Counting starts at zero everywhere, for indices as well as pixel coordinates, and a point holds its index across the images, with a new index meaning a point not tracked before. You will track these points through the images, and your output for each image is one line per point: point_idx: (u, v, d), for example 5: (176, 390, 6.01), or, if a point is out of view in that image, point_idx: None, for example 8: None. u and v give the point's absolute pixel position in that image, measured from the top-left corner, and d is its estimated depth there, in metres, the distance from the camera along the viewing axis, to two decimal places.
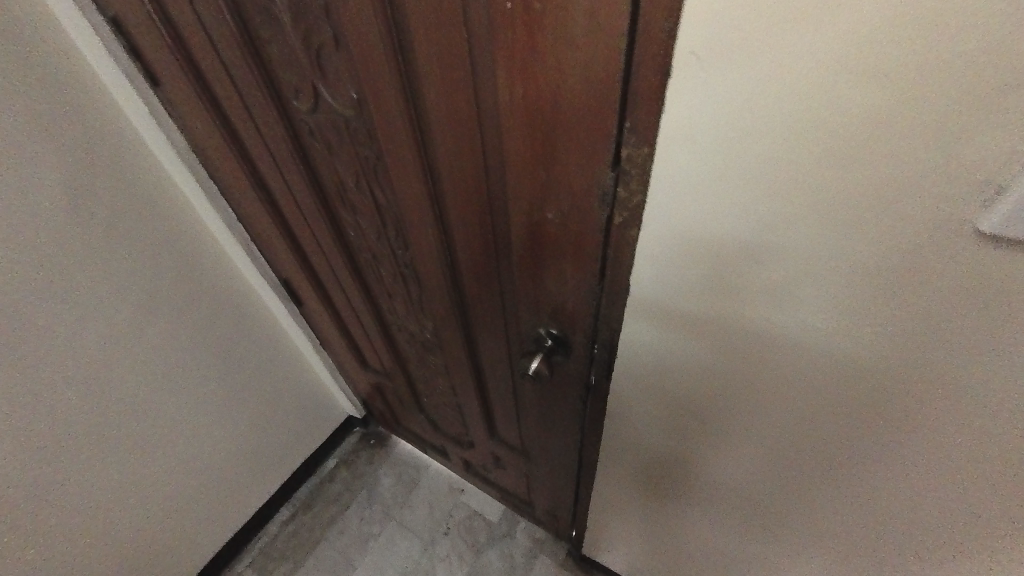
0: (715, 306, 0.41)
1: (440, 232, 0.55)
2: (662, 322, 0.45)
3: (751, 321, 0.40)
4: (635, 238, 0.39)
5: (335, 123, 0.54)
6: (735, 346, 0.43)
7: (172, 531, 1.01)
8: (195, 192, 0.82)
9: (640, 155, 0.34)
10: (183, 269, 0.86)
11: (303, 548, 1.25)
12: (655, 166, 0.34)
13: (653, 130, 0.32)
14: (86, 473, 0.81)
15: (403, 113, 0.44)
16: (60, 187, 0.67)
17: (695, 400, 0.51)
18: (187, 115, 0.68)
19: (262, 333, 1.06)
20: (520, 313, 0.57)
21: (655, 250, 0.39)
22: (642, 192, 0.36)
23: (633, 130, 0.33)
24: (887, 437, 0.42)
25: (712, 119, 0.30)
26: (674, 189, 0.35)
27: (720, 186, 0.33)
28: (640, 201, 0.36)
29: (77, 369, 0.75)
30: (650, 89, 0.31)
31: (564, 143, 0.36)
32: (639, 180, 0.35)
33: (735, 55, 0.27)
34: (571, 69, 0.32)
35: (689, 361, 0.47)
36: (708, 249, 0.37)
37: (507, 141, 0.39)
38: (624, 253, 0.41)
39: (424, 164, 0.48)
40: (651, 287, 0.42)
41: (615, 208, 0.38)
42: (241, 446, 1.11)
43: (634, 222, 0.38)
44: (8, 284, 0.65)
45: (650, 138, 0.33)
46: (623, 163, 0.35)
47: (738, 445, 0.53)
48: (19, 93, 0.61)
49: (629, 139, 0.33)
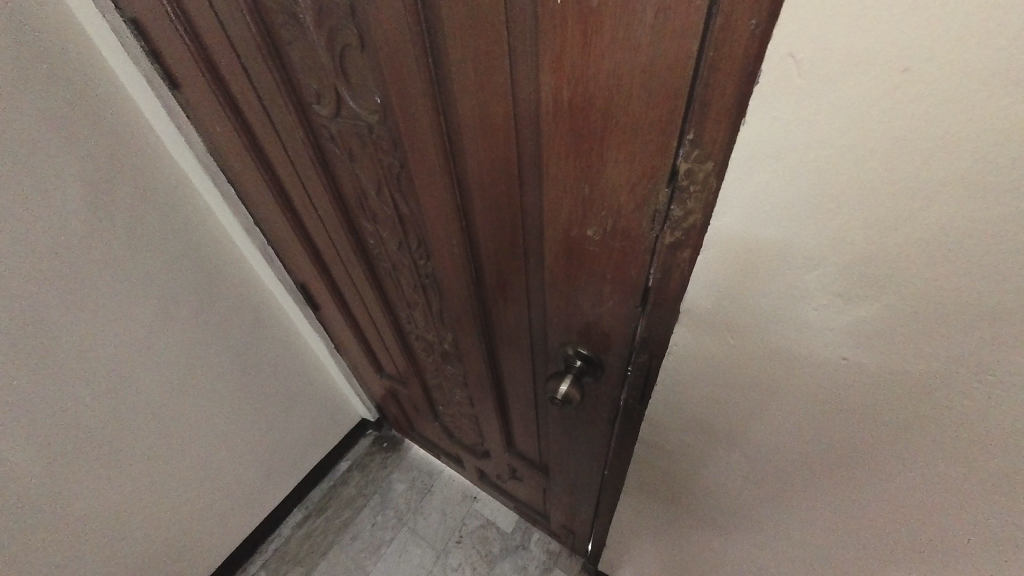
0: (771, 344, 0.36)
1: (466, 243, 0.52)
2: (706, 352, 0.41)
3: (810, 365, 0.35)
4: (688, 261, 0.35)
5: (357, 129, 0.51)
6: (788, 388, 0.38)
7: (185, 535, 1.00)
8: (213, 196, 0.81)
9: (703, 171, 0.30)
10: (200, 272, 0.85)
11: (315, 552, 1.23)
12: (721, 187, 0.30)
13: (722, 143, 0.28)
14: (101, 477, 0.80)
15: (431, 118, 0.41)
16: (80, 189, 0.66)
17: (735, 436, 0.46)
18: (205, 119, 0.66)
19: (277, 336, 1.05)
20: (548, 331, 0.54)
21: (709, 278, 0.35)
22: (705, 213, 0.32)
23: (698, 143, 0.29)
24: (977, 521, 0.35)
25: (805, 136, 0.25)
26: (740, 214, 0.30)
27: (801, 213, 0.28)
28: (700, 222, 0.33)
29: (94, 372, 0.74)
30: (723, 99, 0.27)
31: (613, 156, 0.33)
32: (698, 198, 0.32)
33: (845, 60, 0.22)
34: (628, 73, 0.29)
35: (733, 396, 0.43)
36: (769, 282, 0.32)
37: (547, 152, 0.36)
38: (673, 276, 0.37)
39: (451, 173, 0.45)
40: (699, 317, 0.38)
41: (669, 228, 0.34)
42: (254, 449, 1.09)
43: (688, 243, 0.34)
44: (26, 287, 0.64)
45: (717, 153, 0.29)
46: (680, 178, 0.31)
47: (779, 491, 0.48)
48: (36, 93, 0.59)
49: (691, 152, 0.30)
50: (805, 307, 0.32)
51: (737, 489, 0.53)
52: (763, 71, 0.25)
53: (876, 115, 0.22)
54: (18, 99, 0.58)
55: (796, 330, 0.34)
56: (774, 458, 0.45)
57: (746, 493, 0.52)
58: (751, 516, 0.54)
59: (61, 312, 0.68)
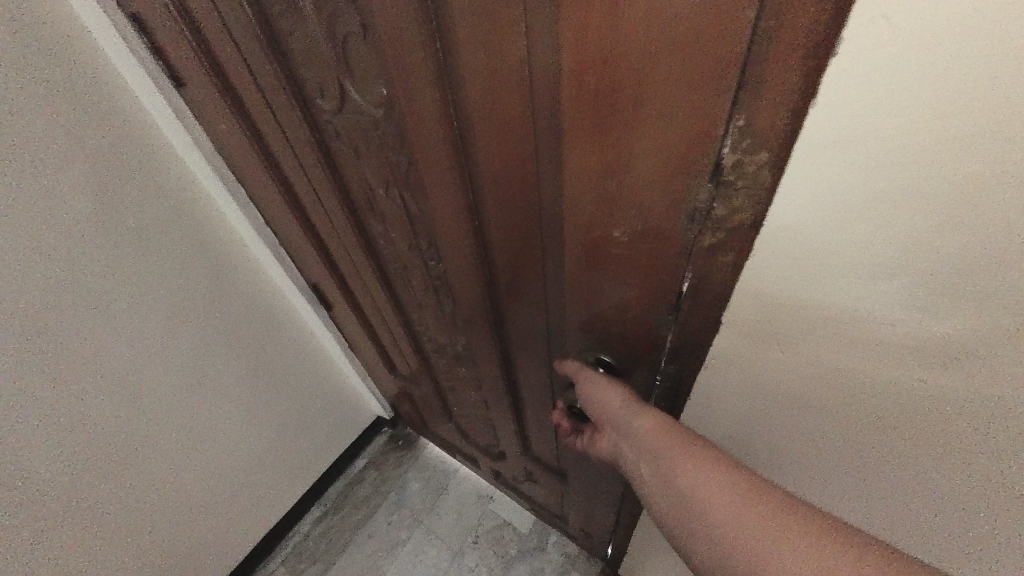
0: (824, 361, 0.32)
1: (478, 244, 0.49)
2: (749, 364, 0.37)
3: (870, 386, 0.31)
4: (731, 266, 0.32)
5: (362, 124, 0.48)
6: (841, 412, 0.34)
7: (204, 535, 1.00)
8: (223, 196, 0.78)
9: (754, 164, 0.26)
10: (212, 273, 0.83)
11: (332, 551, 1.22)
12: (774, 181, 0.26)
13: (779, 133, 0.25)
14: (120, 479, 0.81)
15: (440, 111, 0.38)
16: (88, 193, 0.64)
17: (776, 460, 0.42)
18: (210, 116, 0.64)
19: (291, 336, 1.03)
20: (568, 337, 0.50)
21: (759, 285, 0.31)
22: (757, 212, 0.28)
23: (751, 130, 0.25)
24: None
25: (892, 119, 0.21)
26: (798, 212, 0.26)
27: (879, 211, 0.24)
28: (749, 221, 0.29)
29: (110, 376, 0.74)
30: (783, 81, 0.23)
31: (644, 149, 0.29)
32: (747, 195, 0.28)
33: (956, 18, 0.18)
34: (666, 52, 0.25)
35: (778, 413, 0.38)
36: (828, 290, 0.28)
37: (568, 145, 0.32)
38: (712, 281, 0.33)
39: (462, 170, 0.41)
40: (743, 326, 0.35)
41: (709, 229, 0.30)
42: (270, 450, 1.09)
43: (730, 245, 0.30)
44: (40, 292, 0.63)
45: (774, 143, 0.25)
46: (725, 173, 0.27)
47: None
48: (42, 95, 0.57)
49: (740, 142, 0.26)
50: (870, 320, 0.28)
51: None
52: (842, 43, 0.21)
53: (986, 94, 0.18)
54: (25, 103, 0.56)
55: (857, 345, 0.30)
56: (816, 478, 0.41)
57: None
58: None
59: (73, 318, 0.67)
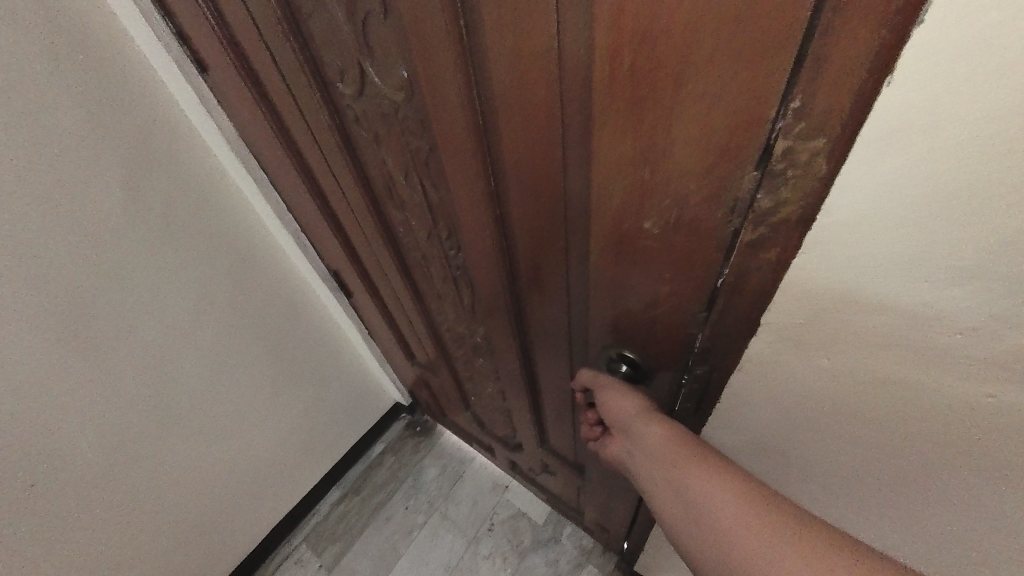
0: (878, 365, 0.30)
1: (499, 233, 0.47)
2: (789, 368, 0.35)
3: (930, 393, 0.29)
4: (773, 263, 0.29)
5: (382, 109, 0.47)
6: (894, 419, 0.32)
7: (229, 511, 1.04)
8: (246, 181, 0.78)
9: (809, 151, 0.24)
10: (237, 259, 0.84)
11: (351, 530, 1.25)
12: (830, 171, 0.24)
13: (839, 118, 0.22)
14: (153, 456, 0.84)
15: (463, 94, 0.36)
16: (118, 180, 0.65)
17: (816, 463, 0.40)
18: (234, 102, 0.64)
19: (313, 323, 1.04)
20: (590, 332, 0.48)
21: (806, 285, 0.29)
22: (809, 204, 0.26)
23: (807, 113, 0.23)
24: None
25: (980, 102, 0.19)
26: (858, 206, 0.24)
27: (957, 205, 0.21)
28: (798, 214, 0.26)
29: (142, 359, 0.76)
30: (849, 58, 0.20)
31: (683, 135, 0.27)
32: (796, 186, 0.25)
33: None
34: (713, 26, 0.22)
35: (820, 419, 0.36)
36: (890, 291, 0.26)
37: (598, 131, 0.30)
38: (751, 278, 0.31)
39: (485, 158, 0.40)
40: (785, 328, 0.32)
41: (752, 222, 0.28)
42: (292, 433, 1.11)
43: (774, 240, 0.28)
44: (75, 277, 0.65)
45: (834, 127, 0.23)
46: (774, 161, 0.25)
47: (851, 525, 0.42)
48: (75, 83, 0.58)
49: (793, 127, 0.23)
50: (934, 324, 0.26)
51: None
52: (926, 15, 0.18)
53: None
54: (58, 90, 0.57)
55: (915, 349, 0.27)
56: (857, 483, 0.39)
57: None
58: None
59: (104, 301, 0.69)
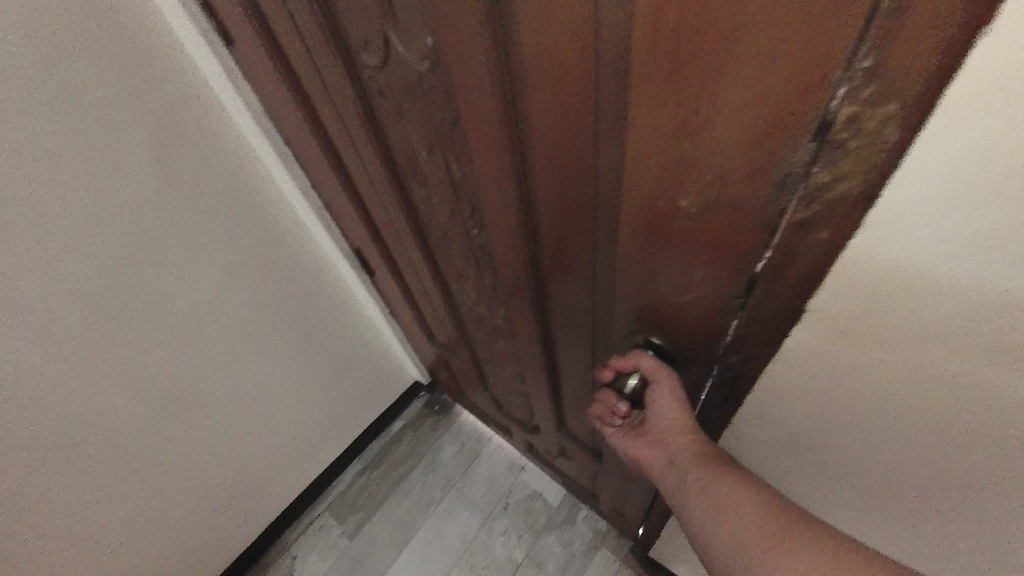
0: (942, 343, 0.28)
1: (524, 212, 0.46)
2: (837, 353, 0.33)
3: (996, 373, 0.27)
4: (825, 244, 0.27)
5: (407, 81, 0.45)
6: (958, 398, 0.30)
7: (256, 478, 1.08)
8: (270, 157, 0.78)
9: (878, 118, 0.21)
10: (262, 236, 0.85)
11: (372, 501, 1.29)
12: (900, 139, 0.22)
13: (917, 80, 0.20)
14: (185, 424, 0.88)
15: (490, 63, 0.34)
16: (150, 154, 0.66)
17: (861, 445, 0.38)
18: (260, 76, 0.63)
19: (335, 299, 1.06)
20: (615, 317, 0.47)
21: (864, 263, 0.27)
22: (872, 179, 0.23)
23: (879, 74, 0.20)
24: None
25: None
26: (931, 174, 0.22)
27: None
28: (858, 191, 0.24)
29: (175, 330, 0.79)
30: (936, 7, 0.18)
31: (730, 103, 0.24)
32: (858, 158, 0.23)
33: None
34: None
35: (869, 402, 0.35)
36: (963, 264, 0.24)
37: (635, 100, 0.28)
38: (800, 260, 0.29)
39: (512, 132, 0.38)
40: (835, 313, 0.31)
41: (804, 199, 0.26)
42: (315, 406, 1.15)
43: (829, 220, 0.26)
44: (109, 249, 0.67)
45: (911, 90, 0.20)
46: (835, 130, 0.23)
47: (892, 505, 0.41)
48: (107, 57, 0.59)
49: (861, 90, 0.21)
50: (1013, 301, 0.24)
51: (831, 504, 0.46)
52: None
53: None
54: (90, 64, 0.57)
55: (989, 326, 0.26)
56: (897, 474, 0.38)
57: (837, 507, 0.45)
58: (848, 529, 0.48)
59: (138, 274, 0.71)
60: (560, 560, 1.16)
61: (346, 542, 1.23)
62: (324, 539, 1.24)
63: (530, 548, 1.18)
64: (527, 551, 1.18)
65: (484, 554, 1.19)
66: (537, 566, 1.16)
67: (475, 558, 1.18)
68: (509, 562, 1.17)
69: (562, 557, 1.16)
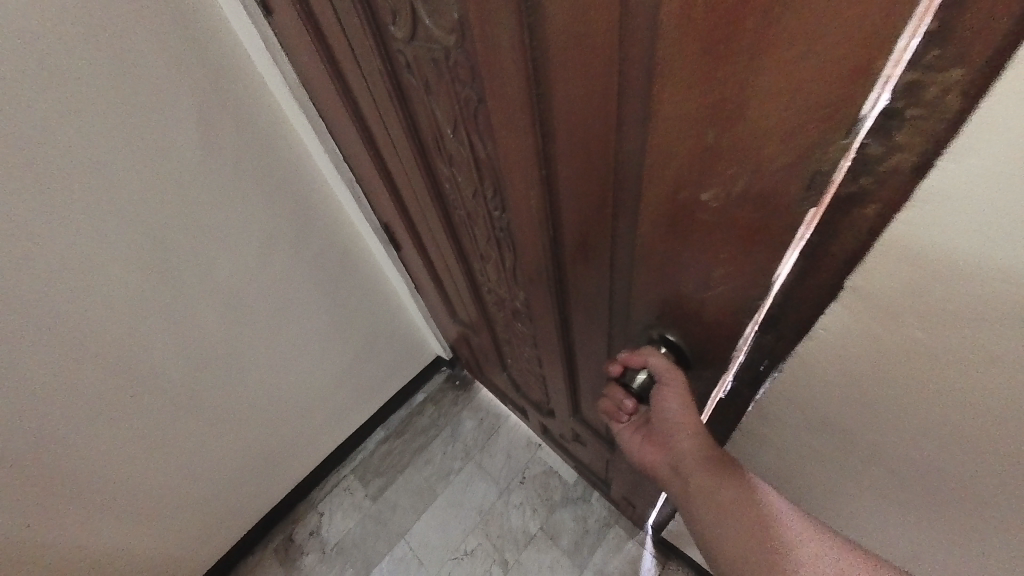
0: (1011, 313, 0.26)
1: (545, 197, 0.45)
2: (883, 330, 0.32)
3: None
4: (873, 218, 0.25)
5: (433, 55, 0.44)
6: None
7: (286, 438, 1.14)
8: (305, 127, 0.79)
9: (940, 85, 0.20)
10: (297, 207, 0.87)
11: (394, 468, 1.34)
12: (963, 107, 0.20)
13: (990, 43, 0.17)
14: (224, 385, 0.93)
15: (514, 39, 0.32)
16: (195, 124, 0.68)
17: (899, 430, 0.37)
18: (297, 48, 0.63)
19: (364, 271, 1.08)
20: (632, 309, 0.45)
21: (925, 236, 0.25)
22: (926, 151, 0.22)
23: (945, 38, 0.18)
24: None
25: None
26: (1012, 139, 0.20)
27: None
28: (911, 163, 0.22)
29: (216, 295, 0.82)
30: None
31: (764, 90, 0.23)
32: (916, 128, 0.21)
33: None
34: None
35: (923, 378, 0.33)
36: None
37: (661, 84, 0.26)
38: (841, 239, 0.27)
39: (535, 113, 0.37)
40: (872, 297, 0.30)
41: (850, 174, 0.24)
42: (343, 374, 1.19)
43: (878, 194, 0.24)
44: (157, 216, 0.69)
45: (979, 55, 0.18)
46: (894, 97, 0.21)
47: (927, 487, 0.40)
48: (154, 27, 0.59)
49: (923, 55, 0.19)
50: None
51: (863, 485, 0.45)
52: None
53: None
54: (137, 34, 0.58)
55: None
56: None
57: (869, 488, 0.45)
58: (872, 520, 0.47)
59: (184, 241, 0.74)
60: (573, 535, 1.18)
61: (369, 504, 1.29)
62: (349, 500, 1.30)
63: (544, 521, 1.21)
64: (542, 523, 1.21)
65: (500, 523, 1.22)
66: (551, 538, 1.18)
67: (491, 527, 1.22)
68: (524, 533, 1.20)
69: (576, 531, 1.19)
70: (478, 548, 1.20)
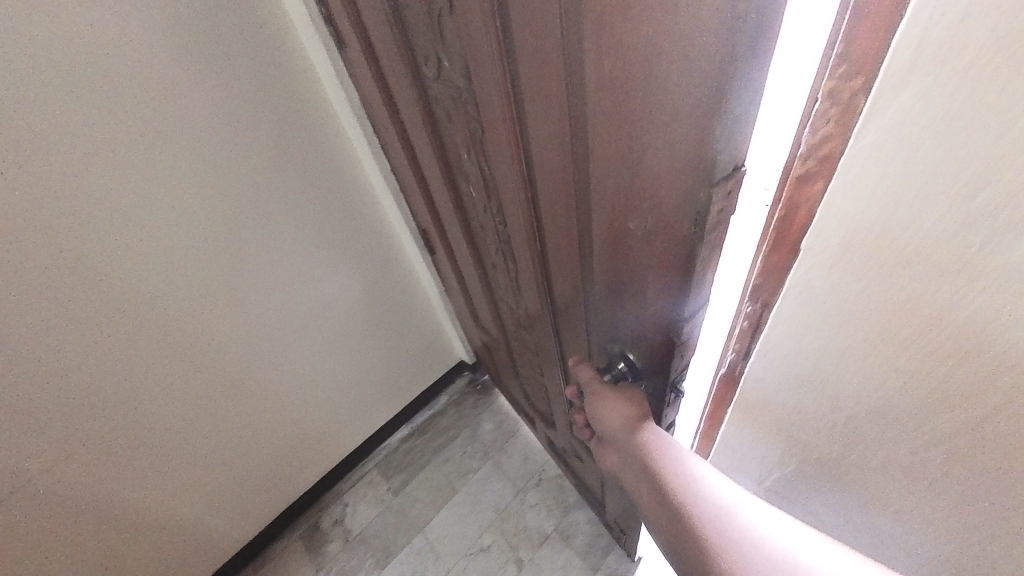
0: (914, 314, 0.31)
1: (531, 217, 0.51)
2: (820, 337, 0.37)
3: (984, 347, 0.28)
4: (819, 197, 0.30)
5: (452, 92, 0.53)
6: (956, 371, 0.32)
7: (320, 424, 1.25)
8: (361, 141, 0.91)
9: (850, 90, 0.25)
10: (349, 211, 0.99)
11: (415, 465, 1.41)
12: (867, 107, 0.25)
13: (876, 58, 0.23)
14: (277, 362, 1.05)
15: (500, 85, 0.40)
16: (272, 137, 0.81)
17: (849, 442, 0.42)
18: (361, 77, 0.74)
19: (401, 272, 1.18)
20: (598, 324, 0.50)
21: (832, 224, 0.31)
22: (843, 142, 0.27)
23: (848, 55, 0.24)
24: None
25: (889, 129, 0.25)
26: (900, 138, 0.25)
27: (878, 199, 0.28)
28: (838, 151, 0.27)
29: (277, 280, 0.95)
30: (882, 8, 0.22)
31: (655, 143, 0.29)
32: (840, 122, 0.26)
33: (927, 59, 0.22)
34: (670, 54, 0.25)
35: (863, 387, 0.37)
36: (938, 205, 0.25)
37: (592, 132, 0.33)
38: (798, 214, 0.32)
39: (518, 143, 0.43)
40: (819, 297, 0.35)
41: (797, 160, 0.29)
42: (376, 368, 1.29)
43: (820, 177, 0.29)
44: (239, 211, 0.84)
45: (870, 66, 0.24)
46: (822, 97, 0.26)
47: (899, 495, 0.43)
48: (251, 61, 0.74)
49: (838, 68, 0.24)
50: (988, 255, 0.25)
51: (836, 493, 0.47)
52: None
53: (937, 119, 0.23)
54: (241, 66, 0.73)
55: (984, 289, 0.26)
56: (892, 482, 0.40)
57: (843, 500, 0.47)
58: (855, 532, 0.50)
59: (256, 233, 0.88)
60: (586, 538, 1.22)
61: (390, 497, 1.37)
62: (372, 492, 1.38)
63: (558, 523, 1.25)
64: (555, 525, 1.25)
65: (514, 522, 1.27)
66: (564, 539, 1.22)
67: (506, 526, 1.27)
68: (538, 534, 1.24)
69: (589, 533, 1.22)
70: (493, 545, 1.24)
